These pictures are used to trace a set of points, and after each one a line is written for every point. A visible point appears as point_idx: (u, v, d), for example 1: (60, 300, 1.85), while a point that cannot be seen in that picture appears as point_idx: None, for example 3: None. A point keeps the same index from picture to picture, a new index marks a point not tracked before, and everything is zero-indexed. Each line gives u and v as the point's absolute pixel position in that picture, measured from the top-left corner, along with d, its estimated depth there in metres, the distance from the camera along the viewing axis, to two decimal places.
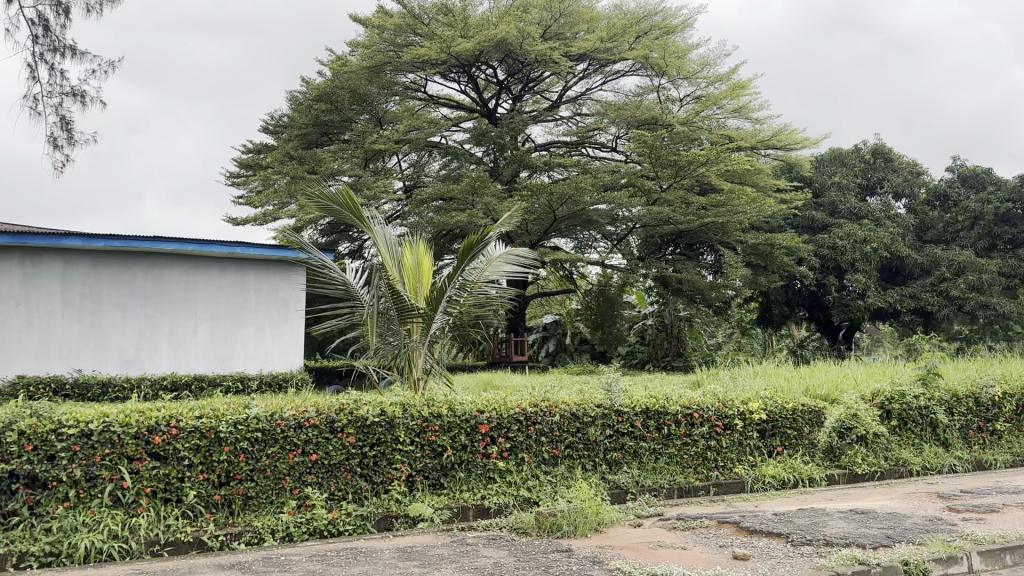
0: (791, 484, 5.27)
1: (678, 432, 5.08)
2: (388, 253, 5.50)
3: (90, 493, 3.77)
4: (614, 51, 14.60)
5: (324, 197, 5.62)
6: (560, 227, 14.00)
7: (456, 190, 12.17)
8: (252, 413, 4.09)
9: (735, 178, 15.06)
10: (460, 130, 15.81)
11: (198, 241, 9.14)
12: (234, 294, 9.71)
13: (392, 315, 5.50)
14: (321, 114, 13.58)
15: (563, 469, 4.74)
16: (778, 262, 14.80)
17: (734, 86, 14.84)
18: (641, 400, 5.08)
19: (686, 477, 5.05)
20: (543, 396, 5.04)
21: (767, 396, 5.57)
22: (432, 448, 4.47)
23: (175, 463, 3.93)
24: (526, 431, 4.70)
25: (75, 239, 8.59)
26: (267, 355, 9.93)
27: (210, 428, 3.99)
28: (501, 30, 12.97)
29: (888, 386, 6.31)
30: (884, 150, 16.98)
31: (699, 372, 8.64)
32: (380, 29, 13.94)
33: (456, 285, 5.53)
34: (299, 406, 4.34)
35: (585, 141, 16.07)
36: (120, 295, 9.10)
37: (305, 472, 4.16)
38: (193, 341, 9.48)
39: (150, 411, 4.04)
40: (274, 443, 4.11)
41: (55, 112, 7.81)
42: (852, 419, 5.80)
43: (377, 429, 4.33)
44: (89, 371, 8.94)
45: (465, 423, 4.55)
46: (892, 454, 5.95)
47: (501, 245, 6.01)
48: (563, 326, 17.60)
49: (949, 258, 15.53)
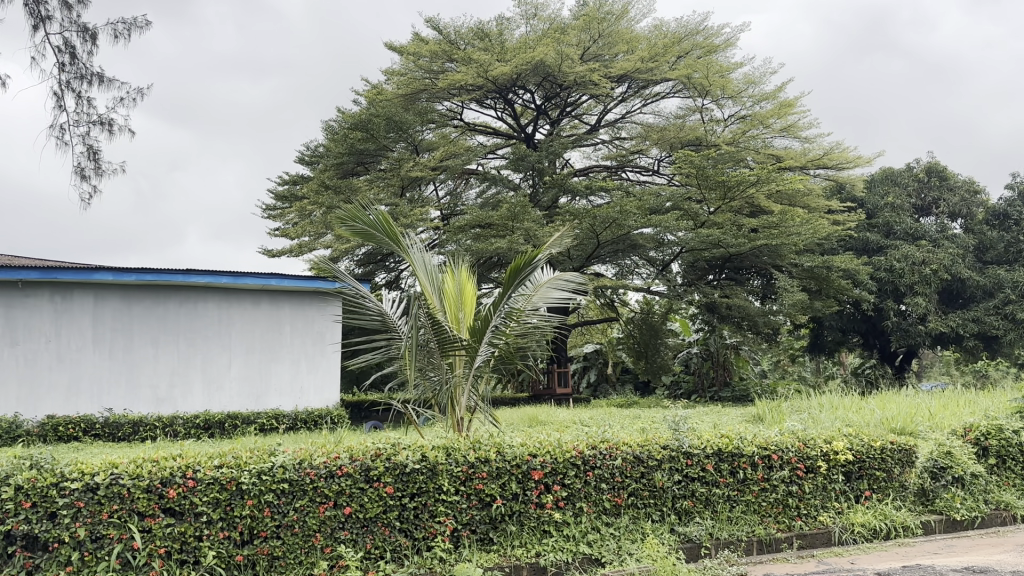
0: (884, 534, 4.66)
1: (755, 477, 4.53)
2: (427, 280, 5.06)
3: (96, 556, 3.34)
4: (655, 72, 14.20)
5: (358, 219, 5.14)
6: (603, 253, 13.53)
7: (495, 216, 11.79)
8: (278, 461, 3.64)
9: (785, 199, 14.50)
10: (497, 158, 15.47)
11: (231, 273, 8.80)
12: (269, 327, 9.35)
13: (433, 347, 5.03)
14: (356, 142, 13.28)
15: (627, 520, 4.21)
16: (834, 286, 14.13)
17: (782, 104, 14.31)
18: (712, 440, 4.54)
19: (766, 529, 4.47)
20: (602, 436, 4.52)
21: (851, 433, 5.00)
22: (479, 498, 3.96)
23: (191, 520, 3.48)
24: (584, 478, 4.18)
25: (107, 274, 8.30)
26: (303, 391, 9.49)
27: (231, 478, 3.54)
28: (538, 52, 12.61)
29: (982, 419, 5.69)
30: (939, 168, 16.23)
31: (758, 405, 8.05)
32: (416, 56, 13.71)
33: (502, 313, 5.04)
34: (331, 451, 3.88)
35: (625, 165, 15.61)
36: (151, 330, 8.80)
37: (338, 528, 3.69)
38: (227, 377, 9.10)
39: (165, 459, 3.61)
40: (304, 495, 3.65)
41: (81, 141, 7.58)
42: (945, 458, 5.18)
43: (418, 478, 3.85)
44: (120, 410, 8.60)
45: (516, 469, 4.05)
46: (993, 496, 5.27)
47: (548, 270, 5.53)
48: (605, 356, 17.06)
49: (1014, 280, 14.73)
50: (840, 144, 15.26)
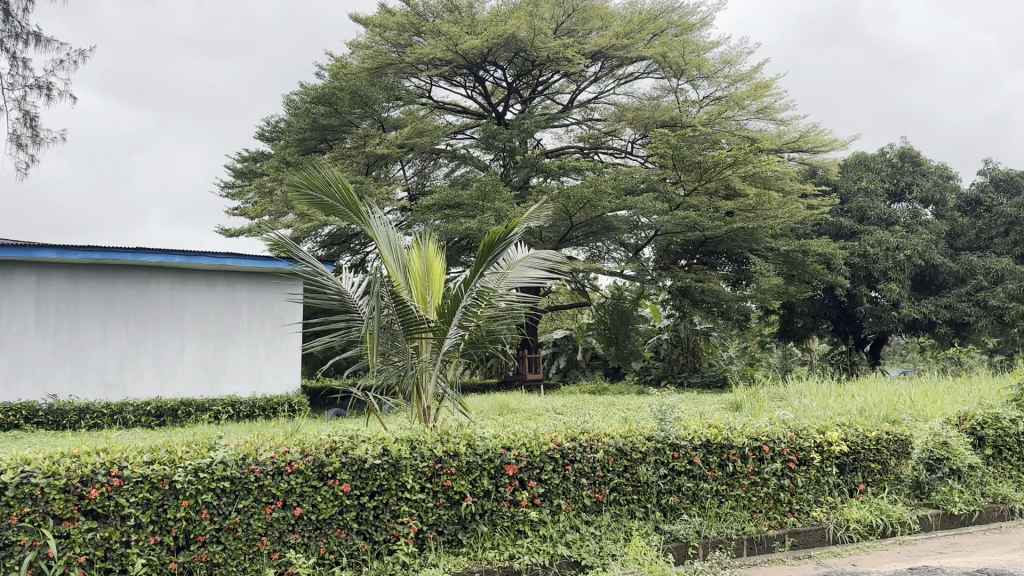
0: (880, 531, 4.35)
1: (746, 470, 4.19)
2: (391, 256, 4.65)
3: (4, 567, 2.88)
4: (630, 49, 13.82)
5: (313, 186, 4.64)
6: (576, 235, 13.20)
7: (465, 196, 11.39)
8: (217, 456, 3.21)
9: (760, 182, 14.24)
10: (466, 137, 15.01)
11: (185, 252, 8.27)
12: (225, 309, 8.86)
13: (397, 329, 4.58)
14: (319, 117, 12.75)
15: (608, 519, 3.84)
16: (809, 271, 13.90)
17: (757, 85, 14.00)
18: (699, 431, 4.19)
19: (756, 526, 4.14)
20: (581, 427, 4.15)
21: (845, 422, 4.66)
22: (447, 496, 3.57)
23: (118, 524, 3.05)
24: (563, 472, 3.81)
25: (50, 251, 7.72)
26: (261, 376, 9.02)
27: (163, 476, 3.11)
28: (510, 26, 12.18)
29: (977, 407, 5.41)
30: (912, 153, 16.03)
31: (735, 393, 7.75)
32: (382, 28, 13.17)
33: (473, 292, 4.60)
34: (280, 443, 3.46)
35: (597, 147, 15.27)
36: (100, 311, 8.25)
37: (288, 531, 3.28)
38: (180, 362, 8.60)
39: (87, 454, 3.15)
40: (248, 495, 3.23)
41: (16, 106, 7.06)
42: (942, 448, 4.89)
43: (379, 474, 3.44)
44: (65, 397, 8.05)
45: (487, 464, 3.66)
46: (990, 489, 4.99)
47: (524, 248, 5.11)
48: (575, 341, 16.72)
49: (986, 265, 14.64)
50: (816, 127, 15.06)
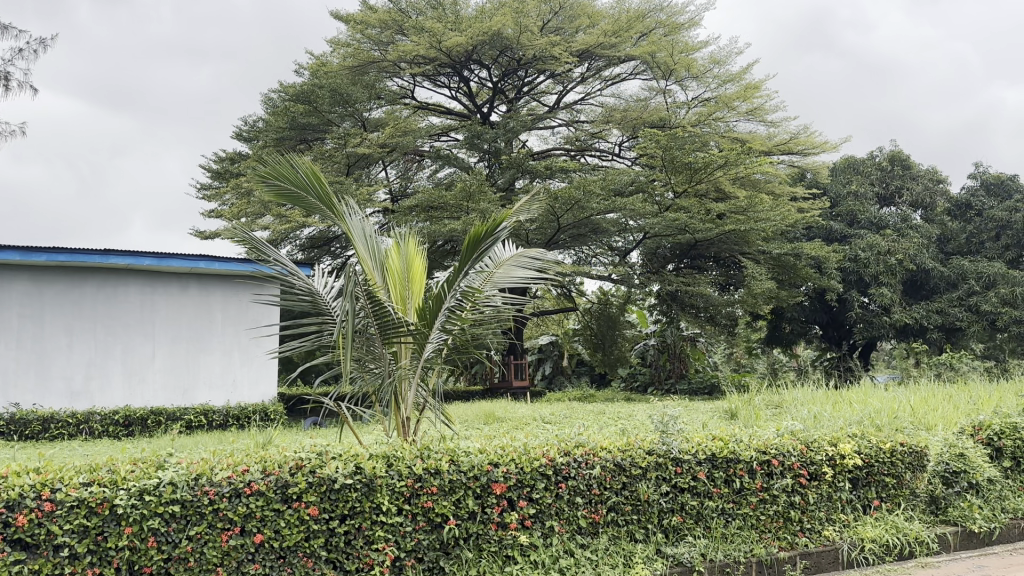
0: (898, 551, 4.00)
1: (754, 487, 3.85)
2: (368, 253, 4.28)
3: None
4: (619, 47, 13.52)
5: (282, 176, 4.21)
6: (564, 238, 12.86)
7: (449, 196, 11.05)
8: (166, 477, 2.83)
9: (750, 185, 13.97)
10: (450, 139, 14.68)
11: (155, 254, 7.83)
12: (198, 314, 8.43)
13: (373, 334, 4.22)
14: (299, 116, 12.37)
15: (606, 542, 3.49)
16: (800, 274, 13.66)
17: (746, 86, 13.75)
18: (704, 444, 3.85)
19: (766, 547, 3.80)
20: (575, 439, 3.79)
21: (858, 433, 4.35)
22: (427, 518, 3.20)
23: (50, 555, 2.67)
24: (556, 491, 3.45)
25: (13, 253, 7.29)
26: (235, 385, 8.60)
27: (103, 500, 2.73)
28: (495, 23, 11.85)
29: (994, 416, 5.10)
30: (902, 157, 15.84)
31: (730, 399, 7.44)
32: (364, 25, 12.78)
33: (457, 293, 4.21)
34: (239, 460, 3.08)
35: (585, 149, 14.96)
36: (65, 316, 7.82)
37: (247, 560, 2.90)
38: (151, 369, 8.16)
39: (16, 474, 2.77)
40: (201, 521, 2.85)
41: None
42: (959, 461, 4.57)
43: (350, 495, 3.07)
44: (28, 405, 7.62)
45: (473, 482, 3.29)
46: (1009, 504, 4.67)
47: (511, 246, 4.71)
48: (561, 347, 16.41)
49: (978, 271, 14.41)
50: (805, 128, 14.83)
